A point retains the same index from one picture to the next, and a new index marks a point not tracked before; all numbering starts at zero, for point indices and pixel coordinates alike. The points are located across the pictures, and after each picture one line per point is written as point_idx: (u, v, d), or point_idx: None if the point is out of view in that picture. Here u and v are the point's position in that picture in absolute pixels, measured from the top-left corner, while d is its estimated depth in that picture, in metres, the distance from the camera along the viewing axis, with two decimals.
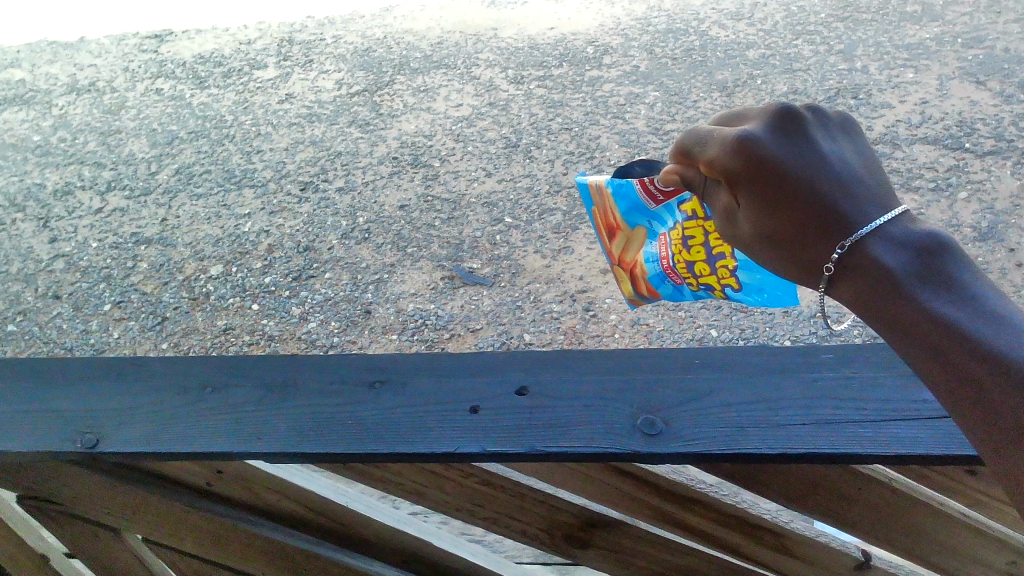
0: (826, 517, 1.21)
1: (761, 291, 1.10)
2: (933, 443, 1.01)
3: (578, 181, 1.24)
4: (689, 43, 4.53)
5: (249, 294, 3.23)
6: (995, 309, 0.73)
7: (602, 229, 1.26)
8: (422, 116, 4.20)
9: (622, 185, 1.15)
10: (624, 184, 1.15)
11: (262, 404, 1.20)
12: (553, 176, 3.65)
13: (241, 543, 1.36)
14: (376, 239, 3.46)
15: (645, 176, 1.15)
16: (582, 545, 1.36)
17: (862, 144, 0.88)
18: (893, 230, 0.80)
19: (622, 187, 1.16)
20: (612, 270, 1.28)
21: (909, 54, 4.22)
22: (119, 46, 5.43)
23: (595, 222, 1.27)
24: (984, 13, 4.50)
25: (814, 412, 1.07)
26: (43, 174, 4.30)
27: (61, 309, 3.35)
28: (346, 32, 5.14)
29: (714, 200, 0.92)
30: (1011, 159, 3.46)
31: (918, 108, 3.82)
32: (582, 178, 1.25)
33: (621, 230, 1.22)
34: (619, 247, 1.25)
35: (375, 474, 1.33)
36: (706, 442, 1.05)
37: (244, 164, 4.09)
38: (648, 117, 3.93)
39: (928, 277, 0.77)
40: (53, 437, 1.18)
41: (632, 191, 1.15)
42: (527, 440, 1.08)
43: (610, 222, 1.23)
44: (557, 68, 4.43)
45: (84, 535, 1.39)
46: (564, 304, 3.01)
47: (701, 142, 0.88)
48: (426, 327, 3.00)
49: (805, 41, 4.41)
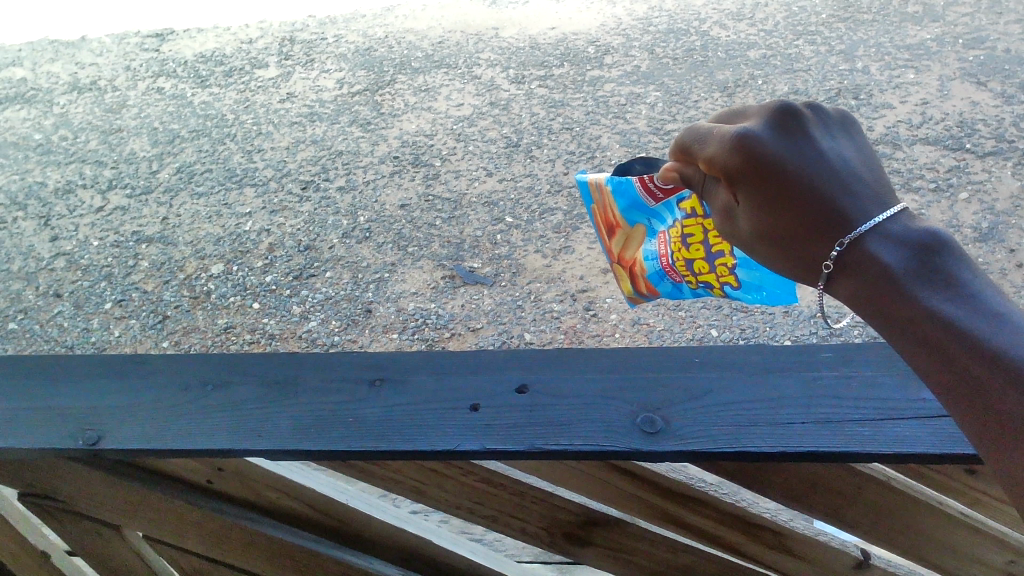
0: (825, 516, 1.21)
1: (761, 289, 1.11)
2: (931, 441, 1.01)
3: (577, 178, 1.21)
4: (690, 43, 4.53)
5: (249, 293, 3.23)
6: (994, 306, 0.73)
7: (600, 226, 1.25)
8: (423, 116, 4.21)
9: (622, 182, 1.15)
10: (623, 181, 1.15)
11: (262, 401, 1.20)
12: (554, 176, 3.66)
13: (241, 539, 1.36)
14: (376, 238, 3.46)
15: (645, 174, 1.15)
16: (581, 543, 1.37)
17: (862, 141, 0.89)
18: (892, 227, 0.80)
19: (622, 185, 1.16)
20: (611, 268, 1.28)
21: (909, 55, 4.22)
22: (120, 45, 5.43)
23: (593, 219, 1.26)
24: (985, 14, 4.50)
25: (814, 412, 1.07)
26: (44, 173, 4.31)
27: (62, 307, 3.36)
28: (347, 31, 5.14)
29: (714, 197, 0.93)
30: (1011, 160, 3.47)
31: (919, 109, 3.83)
32: (581, 177, 1.22)
33: (620, 227, 1.22)
34: (618, 245, 1.25)
35: (375, 472, 1.34)
36: (706, 441, 1.06)
37: (245, 163, 4.09)
38: (649, 117, 3.93)
39: (927, 275, 0.77)
40: (54, 434, 1.18)
41: (632, 189, 1.15)
42: (527, 438, 1.09)
43: (609, 220, 1.22)
44: (557, 68, 4.44)
45: (84, 532, 1.40)
46: (564, 303, 3.02)
47: (701, 141, 0.89)
48: (426, 326, 3.01)
49: (806, 42, 4.41)
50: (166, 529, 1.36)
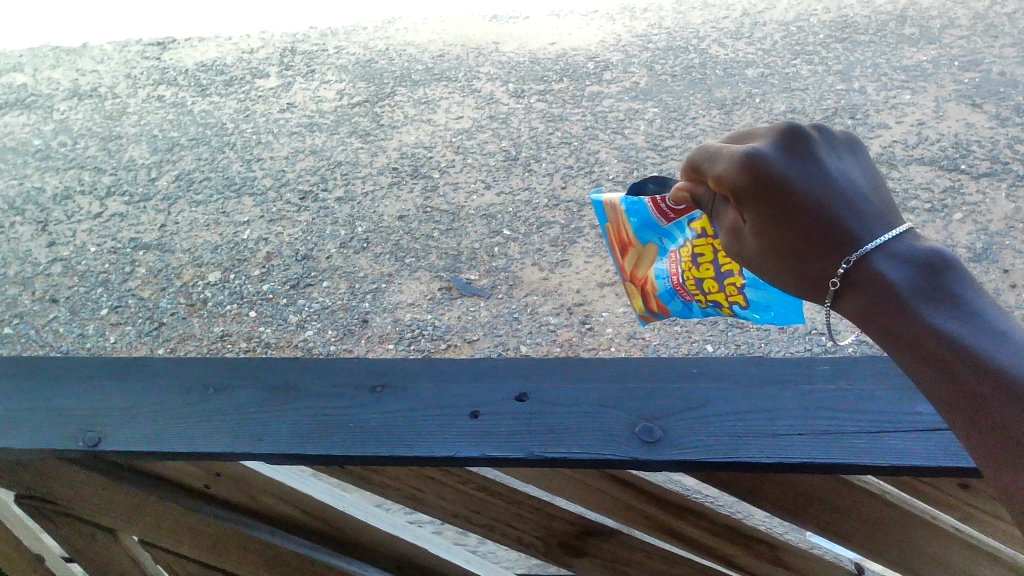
0: (818, 528, 1.23)
1: (768, 309, 1.10)
2: (926, 454, 1.02)
3: (593, 198, 1.26)
4: (689, 60, 4.56)
5: (246, 302, 3.25)
6: (996, 326, 0.74)
7: (614, 245, 1.28)
8: (423, 127, 4.23)
9: (636, 203, 1.18)
10: (636, 202, 1.18)
11: (263, 405, 1.20)
12: (552, 190, 3.67)
13: (237, 545, 1.37)
14: (374, 248, 3.46)
15: (657, 193, 1.18)
16: (578, 553, 1.37)
17: (867, 164, 0.90)
18: (897, 246, 0.82)
19: (635, 205, 1.19)
20: (624, 286, 1.30)
21: (906, 75, 4.26)
22: (122, 53, 5.46)
23: (607, 238, 1.29)
24: (981, 36, 4.55)
25: (812, 423, 1.08)
26: (43, 179, 4.31)
27: (58, 312, 3.36)
28: (348, 43, 5.16)
29: (723, 217, 0.93)
30: (1006, 182, 3.50)
31: (915, 129, 3.86)
32: (596, 196, 1.28)
33: (632, 246, 1.24)
34: (631, 264, 1.27)
35: (373, 479, 1.34)
36: (703, 450, 1.06)
37: (245, 171, 4.10)
38: (648, 133, 3.96)
39: (931, 293, 0.78)
40: (54, 435, 1.19)
41: (644, 209, 1.18)
42: (526, 445, 1.09)
43: (622, 238, 1.25)
44: (557, 83, 4.47)
45: (80, 536, 1.39)
46: (561, 316, 3.03)
47: (711, 159, 0.89)
48: (423, 337, 3.02)
49: (804, 62, 4.46)
50: (163, 531, 1.37)
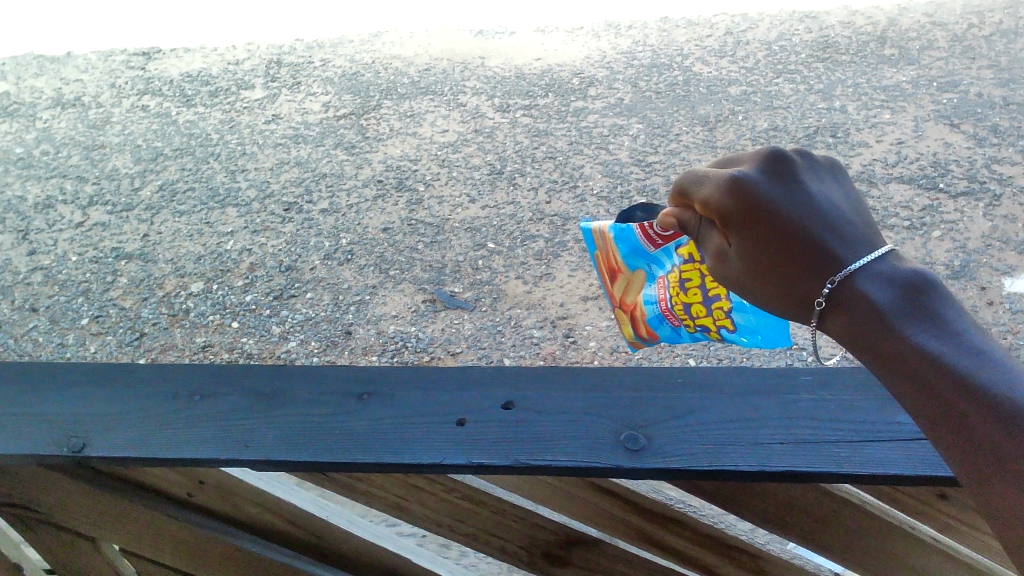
0: (799, 539, 1.24)
1: (756, 332, 1.12)
2: (904, 463, 1.04)
3: (582, 226, 1.26)
4: (673, 77, 4.61)
5: (229, 312, 3.23)
6: (978, 345, 0.76)
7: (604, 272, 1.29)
8: (409, 140, 4.24)
9: (624, 230, 1.19)
10: (625, 228, 1.20)
11: (250, 412, 1.20)
12: (537, 204, 3.69)
13: (217, 553, 1.36)
14: (358, 260, 3.47)
15: (645, 221, 1.20)
16: (560, 563, 1.37)
17: (848, 187, 0.93)
18: (880, 267, 0.84)
19: (623, 232, 1.20)
20: (613, 313, 1.31)
21: (886, 96, 4.32)
22: (107, 62, 5.43)
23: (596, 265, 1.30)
24: (959, 58, 4.63)
25: (794, 432, 1.09)
26: (24, 187, 4.28)
27: (37, 321, 3.33)
28: (335, 55, 5.17)
29: (709, 240, 0.94)
30: (983, 202, 3.56)
31: (895, 148, 3.92)
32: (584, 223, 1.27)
33: (621, 272, 1.25)
34: (620, 290, 1.28)
35: (358, 488, 1.34)
36: (687, 458, 1.08)
37: (229, 182, 4.10)
38: (632, 148, 4.00)
39: (914, 313, 0.80)
40: (39, 440, 1.18)
41: (632, 235, 1.19)
42: (512, 453, 1.10)
43: (610, 266, 1.26)
44: (542, 98, 4.50)
45: (61, 544, 1.38)
46: (544, 329, 3.05)
47: (697, 182, 0.91)
48: (406, 349, 3.02)
49: (785, 80, 4.53)
50: (144, 540, 1.36)
